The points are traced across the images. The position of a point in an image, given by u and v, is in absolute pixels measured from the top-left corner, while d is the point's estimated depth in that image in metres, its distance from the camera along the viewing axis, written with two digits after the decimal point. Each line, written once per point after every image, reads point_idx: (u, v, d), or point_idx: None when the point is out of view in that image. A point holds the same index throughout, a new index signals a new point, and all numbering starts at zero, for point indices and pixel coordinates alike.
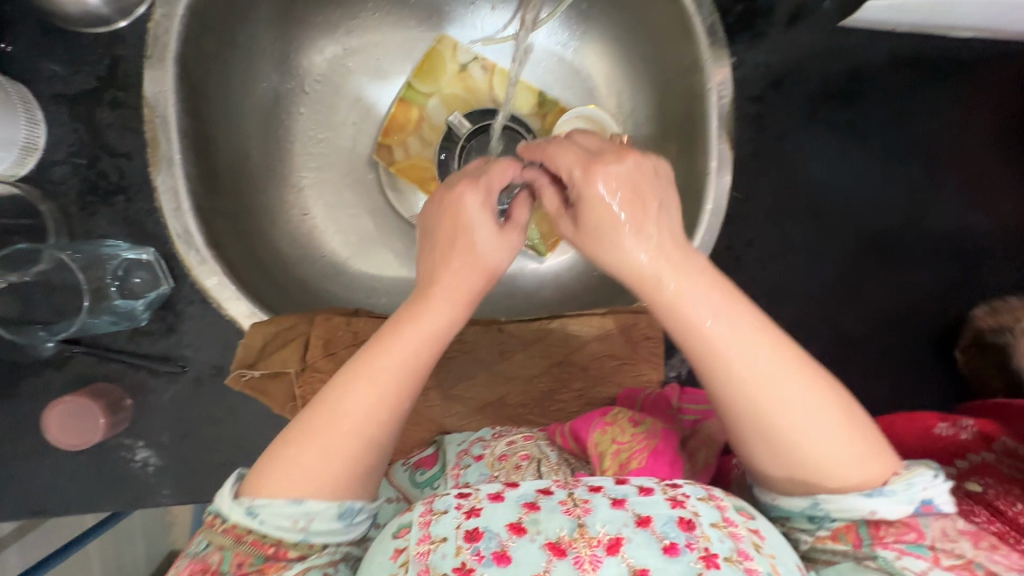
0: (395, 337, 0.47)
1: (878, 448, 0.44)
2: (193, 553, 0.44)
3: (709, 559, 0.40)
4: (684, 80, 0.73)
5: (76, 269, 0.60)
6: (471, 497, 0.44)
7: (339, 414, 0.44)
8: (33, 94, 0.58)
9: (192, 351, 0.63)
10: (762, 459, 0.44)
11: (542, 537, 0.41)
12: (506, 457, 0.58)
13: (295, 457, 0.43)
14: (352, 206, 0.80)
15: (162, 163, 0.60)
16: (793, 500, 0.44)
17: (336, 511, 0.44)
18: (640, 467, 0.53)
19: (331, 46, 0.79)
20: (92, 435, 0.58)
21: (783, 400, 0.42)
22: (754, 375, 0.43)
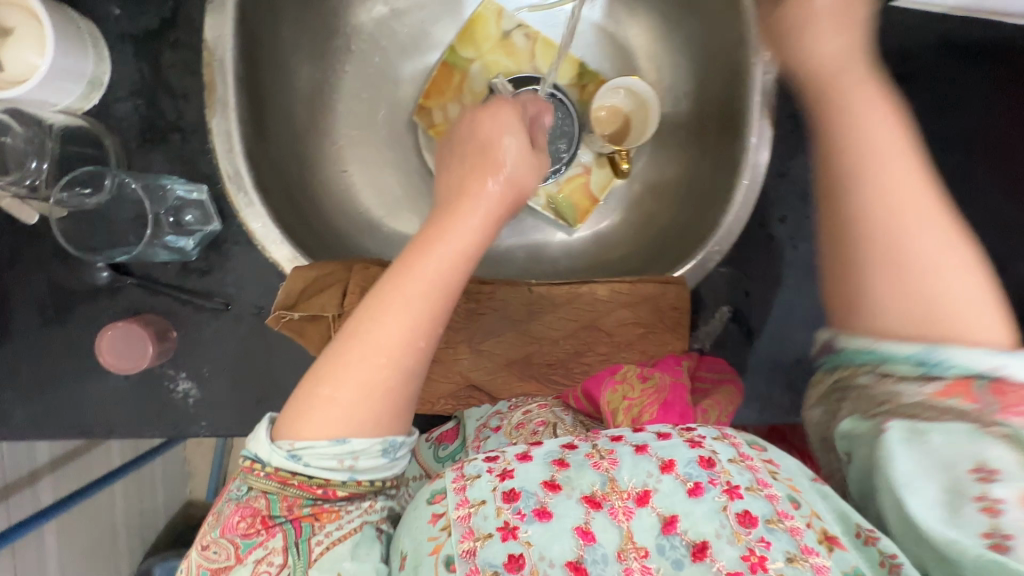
0: (424, 260, 0.50)
1: (1000, 320, 0.44)
2: (239, 499, 0.46)
3: (732, 492, 0.43)
4: (728, 55, 0.74)
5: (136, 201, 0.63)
6: (500, 460, 0.47)
7: (371, 344, 0.47)
8: (100, 30, 0.60)
9: (236, 290, 0.65)
10: (878, 291, 0.46)
11: (577, 493, 0.44)
12: (523, 425, 0.61)
13: (332, 394, 0.46)
14: (391, 165, 0.82)
15: (217, 105, 0.62)
16: (899, 344, 0.44)
17: (379, 447, 0.47)
18: (652, 419, 0.56)
19: (379, 5, 0.80)
20: (139, 360, 0.60)
21: (921, 222, 0.46)
22: (898, 199, 0.47)
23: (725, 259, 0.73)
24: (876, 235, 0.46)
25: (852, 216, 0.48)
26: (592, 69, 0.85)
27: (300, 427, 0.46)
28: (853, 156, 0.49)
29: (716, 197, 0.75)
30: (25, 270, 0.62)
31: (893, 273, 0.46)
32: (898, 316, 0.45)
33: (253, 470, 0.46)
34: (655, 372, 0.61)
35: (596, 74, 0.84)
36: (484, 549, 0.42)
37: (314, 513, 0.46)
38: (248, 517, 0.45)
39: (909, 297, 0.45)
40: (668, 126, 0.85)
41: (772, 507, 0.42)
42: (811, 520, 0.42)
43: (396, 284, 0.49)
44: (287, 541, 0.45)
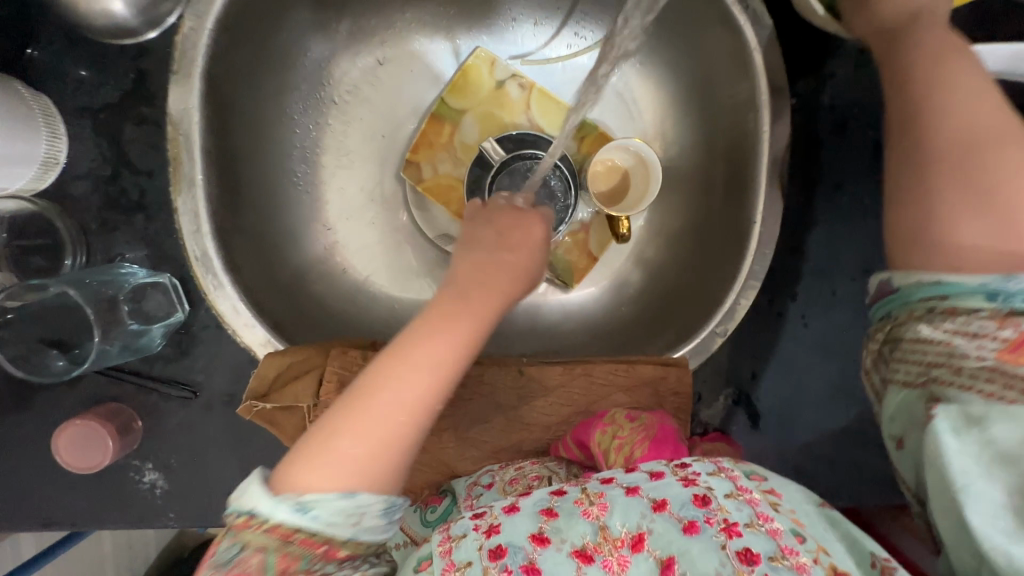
0: (440, 316, 0.49)
1: None
2: (218, 568, 0.38)
3: (730, 530, 0.41)
4: (734, 116, 0.69)
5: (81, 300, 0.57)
6: (487, 515, 0.45)
7: (376, 391, 0.44)
8: (56, 105, 0.56)
9: (205, 376, 0.61)
10: (948, 214, 0.44)
11: (568, 546, 0.42)
12: (516, 480, 0.59)
13: (333, 445, 0.42)
14: (376, 223, 0.77)
15: (183, 184, 0.58)
16: (965, 277, 0.41)
17: (382, 506, 0.42)
18: (644, 456, 0.53)
19: (364, 56, 0.76)
20: (100, 458, 0.56)
21: (987, 137, 0.44)
22: (994, 133, 0.44)
23: (731, 337, 0.68)
24: (955, 163, 0.44)
25: (934, 150, 0.45)
26: (591, 121, 0.79)
27: (295, 475, 0.41)
28: (917, 103, 0.47)
29: (721, 269, 0.70)
30: None
31: (973, 200, 0.43)
32: (982, 243, 0.42)
33: (244, 528, 0.39)
34: (643, 413, 0.60)
35: (595, 126, 0.79)
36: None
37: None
38: None
39: (983, 208, 0.43)
40: (672, 179, 0.79)
41: (775, 543, 0.40)
42: (818, 555, 0.39)
43: (408, 338, 0.47)
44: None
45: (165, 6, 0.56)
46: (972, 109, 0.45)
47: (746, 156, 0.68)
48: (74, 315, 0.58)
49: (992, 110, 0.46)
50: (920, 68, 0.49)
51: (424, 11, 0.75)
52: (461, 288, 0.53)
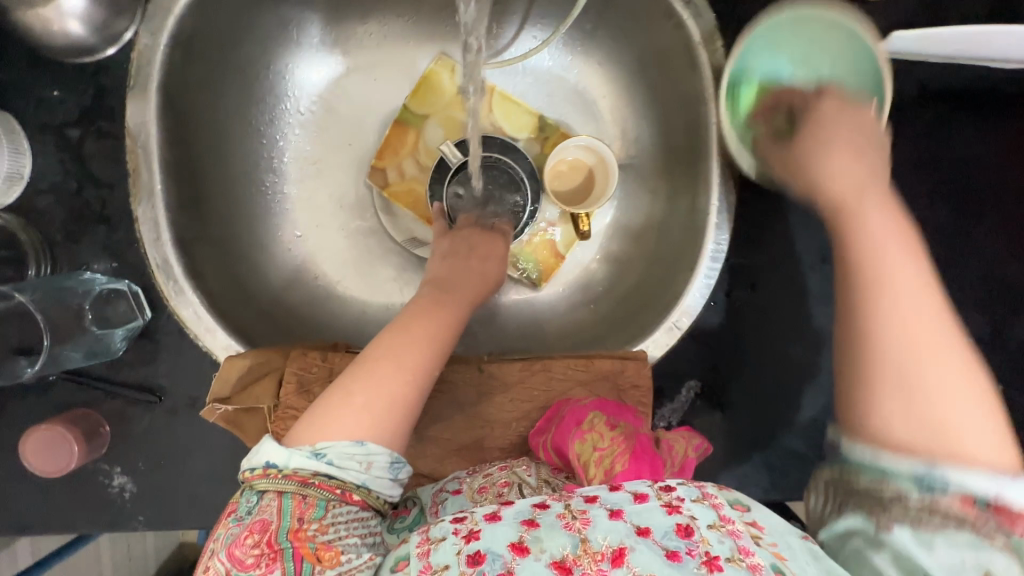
0: (423, 316, 0.56)
1: (997, 436, 0.39)
2: (248, 515, 0.43)
3: (711, 563, 0.42)
4: (689, 110, 0.70)
5: (36, 311, 0.58)
6: (468, 520, 0.46)
7: (374, 362, 0.49)
8: (20, 123, 0.59)
9: (169, 381, 0.62)
10: (887, 409, 0.41)
11: (546, 556, 0.43)
12: (485, 489, 0.58)
13: (340, 403, 0.46)
14: (345, 229, 0.79)
15: (142, 194, 0.60)
16: (899, 460, 0.39)
17: (389, 459, 0.46)
18: (625, 470, 0.56)
19: (326, 66, 0.77)
20: (66, 463, 0.58)
21: (936, 391, 0.40)
22: (934, 382, 0.40)
23: (692, 329, 0.68)
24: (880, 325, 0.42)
25: (867, 352, 0.42)
26: (553, 121, 0.80)
27: (311, 435, 0.45)
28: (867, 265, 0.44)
29: (679, 264, 0.70)
30: None
31: (902, 392, 0.40)
32: (906, 437, 0.40)
33: (267, 476, 0.44)
34: (620, 419, 0.61)
35: (556, 126, 0.80)
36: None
37: (317, 552, 0.42)
38: (256, 534, 0.42)
39: (916, 415, 0.40)
40: (633, 176, 0.80)
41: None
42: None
43: (398, 328, 0.54)
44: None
45: (120, 23, 0.59)
46: (914, 294, 0.42)
47: (700, 149, 0.68)
48: (28, 324, 0.58)
49: (931, 305, 0.42)
50: (867, 253, 0.45)
51: (384, 21, 0.77)
52: (438, 296, 0.61)
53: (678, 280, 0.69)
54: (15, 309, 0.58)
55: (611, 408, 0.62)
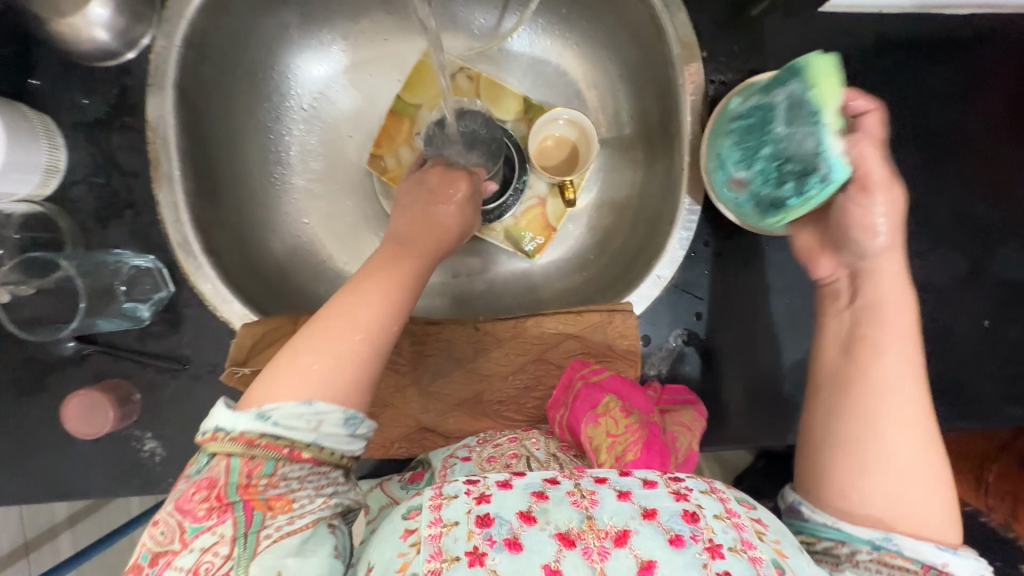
0: (373, 280, 0.57)
1: (948, 513, 0.47)
2: (197, 473, 0.45)
3: (714, 550, 0.43)
4: (660, 77, 0.74)
5: (76, 277, 0.65)
6: (480, 484, 0.47)
7: (322, 327, 0.51)
8: (55, 122, 0.66)
9: (193, 350, 0.68)
10: (875, 465, 0.47)
11: (552, 527, 0.44)
12: (495, 458, 0.60)
13: (289, 368, 0.48)
14: (350, 213, 0.84)
15: (162, 179, 0.66)
16: (858, 527, 0.47)
17: (343, 416, 0.48)
18: (636, 459, 0.57)
19: (325, 64, 0.83)
20: (103, 426, 0.64)
21: (902, 445, 0.47)
22: (894, 428, 0.48)
23: (675, 281, 0.72)
24: (873, 464, 0.47)
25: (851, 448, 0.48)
26: (538, 103, 0.85)
27: (262, 399, 0.47)
28: (892, 403, 0.48)
29: (660, 222, 0.74)
30: None
31: (872, 463, 0.47)
32: (875, 499, 0.47)
33: (215, 438, 0.45)
34: (635, 406, 0.62)
35: (541, 106, 0.84)
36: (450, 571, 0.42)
37: (268, 502, 0.45)
38: (204, 489, 0.44)
39: (887, 493, 0.47)
40: (614, 148, 0.84)
41: (754, 569, 0.42)
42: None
43: (347, 292, 0.55)
44: (237, 529, 0.43)
45: (138, 30, 0.66)
46: (907, 379, 0.49)
47: (672, 112, 0.72)
48: (70, 293, 0.66)
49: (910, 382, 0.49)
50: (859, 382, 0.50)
51: (375, 19, 0.83)
52: (408, 253, 0.64)
53: (658, 236, 0.73)
54: (59, 280, 0.65)
55: (625, 393, 0.64)
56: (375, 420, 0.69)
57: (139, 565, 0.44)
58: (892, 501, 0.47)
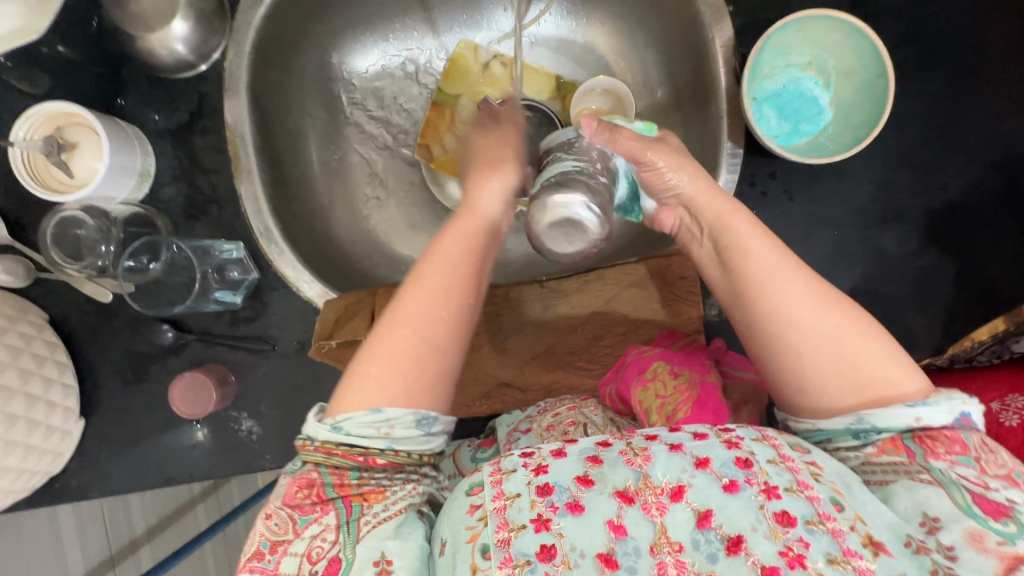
0: (437, 263, 0.51)
1: (902, 367, 0.47)
2: (294, 472, 0.46)
3: (770, 492, 0.42)
4: (688, 38, 0.77)
5: (187, 257, 0.72)
6: (535, 455, 0.46)
7: (395, 324, 0.47)
8: (144, 132, 0.72)
9: (280, 330, 0.73)
10: (810, 364, 0.48)
11: (610, 488, 0.43)
12: (553, 427, 0.62)
13: (366, 371, 0.46)
14: (403, 201, 0.88)
15: (243, 173, 0.72)
16: (834, 420, 0.47)
17: (413, 417, 0.45)
18: (687, 417, 0.58)
19: (371, 61, 0.86)
20: (207, 404, 0.68)
21: (826, 339, 0.47)
22: (811, 327, 0.48)
23: None
24: (810, 368, 0.48)
25: (789, 362, 0.49)
26: (569, 80, 0.89)
27: (340, 404, 0.46)
28: (803, 305, 0.48)
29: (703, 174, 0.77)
30: (104, 342, 0.72)
31: (814, 366, 0.48)
32: (833, 394, 0.47)
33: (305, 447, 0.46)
34: (684, 368, 0.62)
35: (573, 83, 0.88)
36: (519, 540, 0.41)
37: (363, 493, 0.45)
38: (305, 488, 0.45)
39: (843, 380, 0.47)
40: (648, 114, 0.87)
41: (813, 508, 0.41)
42: (854, 523, 0.41)
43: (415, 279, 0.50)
44: (339, 518, 0.44)
45: (212, 41, 0.72)
46: (802, 279, 0.49)
47: (703, 67, 0.75)
48: (181, 273, 0.72)
49: (801, 282, 0.49)
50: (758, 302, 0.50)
51: (411, 19, 0.86)
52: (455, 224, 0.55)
53: None
54: (167, 266, 0.72)
55: (676, 358, 0.64)
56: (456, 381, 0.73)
57: (258, 554, 0.43)
58: (843, 384, 0.47)
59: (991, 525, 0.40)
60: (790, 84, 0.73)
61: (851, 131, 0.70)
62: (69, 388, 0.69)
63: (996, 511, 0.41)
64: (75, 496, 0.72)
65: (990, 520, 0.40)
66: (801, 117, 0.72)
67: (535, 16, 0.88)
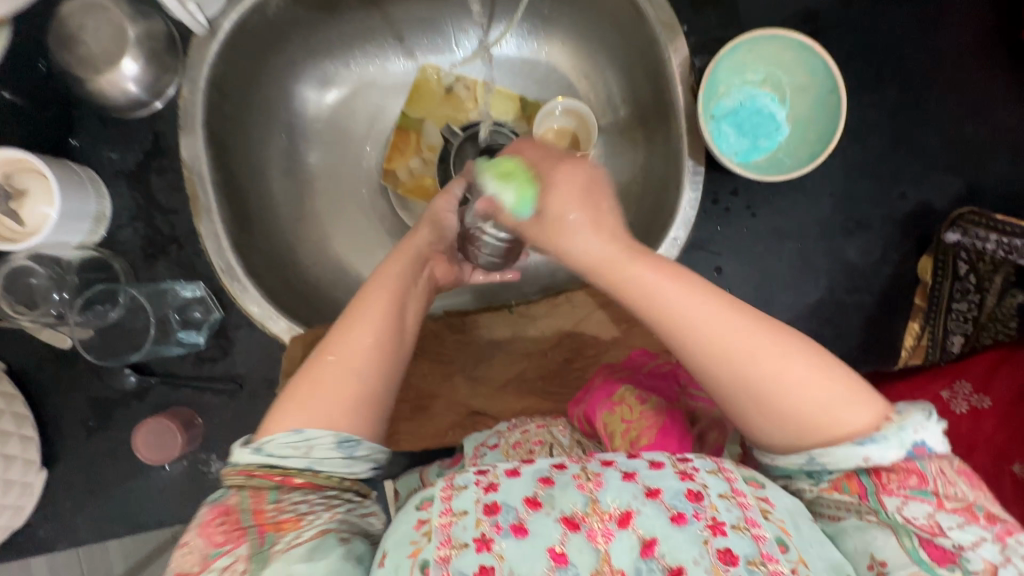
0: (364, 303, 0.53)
1: (850, 395, 0.45)
2: (214, 499, 0.45)
3: (715, 527, 0.42)
4: (645, 56, 0.78)
5: (144, 302, 0.71)
6: (488, 473, 0.45)
7: (327, 362, 0.48)
8: (97, 174, 0.71)
9: (246, 368, 0.72)
10: (751, 410, 0.46)
11: (557, 512, 0.43)
12: (519, 444, 0.61)
13: (297, 408, 0.46)
14: (371, 229, 0.87)
15: (202, 212, 0.71)
16: (789, 458, 0.46)
17: (333, 439, 0.46)
18: (650, 444, 0.56)
19: (332, 91, 0.86)
20: (173, 450, 0.67)
21: (766, 376, 0.45)
22: (749, 366, 0.45)
23: (690, 242, 0.75)
24: (753, 413, 0.46)
25: (734, 406, 0.47)
26: (533, 100, 0.89)
27: (262, 431, 0.47)
28: (731, 351, 0.46)
29: (668, 189, 0.76)
30: (65, 390, 0.70)
31: (760, 409, 0.46)
32: (784, 435, 0.46)
33: (230, 472, 0.46)
34: (652, 395, 0.61)
35: (536, 102, 0.88)
36: (459, 558, 0.41)
37: (279, 521, 0.43)
38: (221, 515, 0.43)
39: (792, 418, 0.45)
40: (612, 131, 0.87)
41: (756, 548, 0.41)
42: (795, 566, 0.41)
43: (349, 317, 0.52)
44: (251, 548, 0.42)
45: (165, 79, 0.71)
46: (725, 317, 0.46)
47: (663, 86, 0.75)
48: (139, 316, 0.71)
49: (728, 320, 0.46)
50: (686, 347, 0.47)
51: (371, 46, 0.86)
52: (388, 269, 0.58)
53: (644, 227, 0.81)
54: (124, 310, 0.71)
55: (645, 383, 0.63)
56: (427, 411, 0.73)
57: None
58: (792, 423, 0.45)
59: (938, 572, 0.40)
60: (747, 101, 0.73)
61: (808, 146, 0.71)
62: (29, 440, 0.67)
63: (944, 557, 0.41)
64: (42, 548, 0.70)
65: (936, 566, 0.41)
66: (759, 133, 0.72)
67: (496, 38, 0.87)
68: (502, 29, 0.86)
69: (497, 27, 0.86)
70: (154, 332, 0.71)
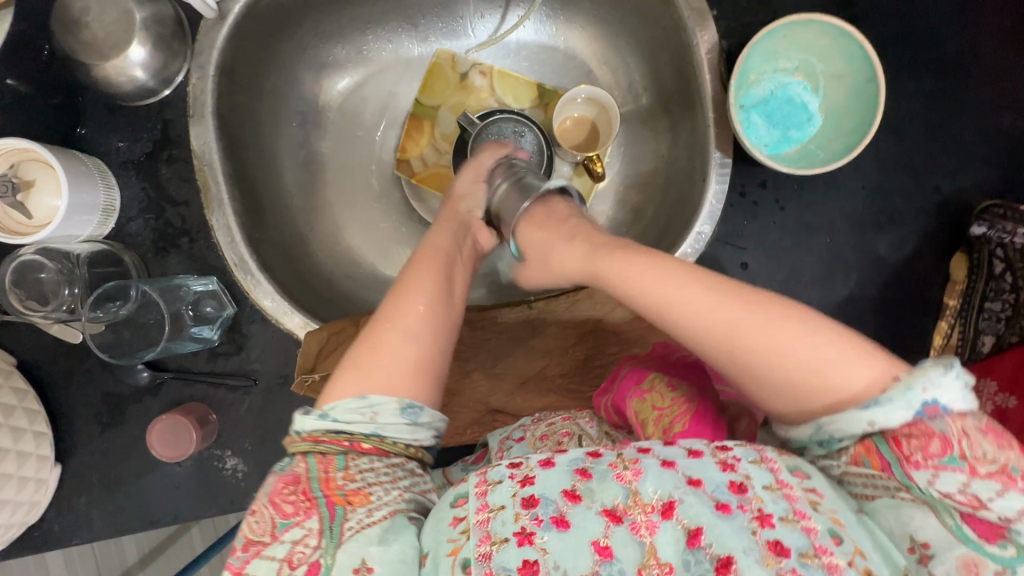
0: (417, 276, 0.56)
1: (850, 355, 0.43)
2: (281, 469, 0.45)
3: (764, 519, 0.40)
4: (671, 42, 0.74)
5: (157, 298, 0.68)
6: (523, 466, 0.44)
7: (381, 327, 0.51)
8: (106, 164, 0.69)
9: (261, 364, 0.71)
10: (749, 379, 0.46)
11: (598, 505, 0.41)
12: (547, 436, 0.59)
13: (353, 369, 0.48)
14: (384, 220, 0.85)
15: (214, 204, 0.69)
16: (799, 432, 0.46)
17: (397, 405, 0.47)
18: (684, 430, 0.55)
19: (344, 78, 0.84)
20: (187, 447, 0.65)
21: (757, 336, 0.46)
22: (739, 330, 0.46)
23: (716, 237, 0.73)
24: (751, 382, 0.46)
25: (733, 373, 0.47)
26: (551, 87, 0.85)
27: (326, 399, 0.48)
28: (716, 323, 0.47)
29: (692, 181, 0.74)
30: (77, 385, 0.69)
31: (759, 376, 0.46)
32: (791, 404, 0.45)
33: (294, 440, 0.46)
34: (683, 381, 0.59)
35: (555, 90, 0.85)
36: (500, 554, 0.39)
37: (348, 496, 0.43)
38: (291, 483, 0.44)
39: (792, 381, 0.44)
40: (634, 120, 0.84)
41: (809, 541, 0.39)
42: (852, 558, 0.38)
43: (401, 289, 0.55)
44: (322, 523, 0.42)
45: (174, 65, 0.69)
46: (717, 286, 0.49)
47: (689, 74, 0.72)
48: (151, 312, 0.69)
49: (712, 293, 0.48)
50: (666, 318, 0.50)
51: (384, 29, 0.83)
52: (430, 248, 0.61)
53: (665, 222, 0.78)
54: (136, 305, 0.69)
55: (673, 370, 0.61)
56: (446, 408, 0.71)
57: (234, 550, 0.41)
58: (793, 389, 0.45)
59: (987, 550, 0.39)
60: (778, 90, 0.70)
61: (841, 138, 0.68)
62: (43, 436, 0.66)
63: (991, 533, 0.39)
64: (56, 543, 0.69)
65: (986, 544, 0.39)
66: (789, 124, 0.70)
67: (514, 24, 0.84)
68: (520, 14, 0.84)
69: (515, 12, 0.84)
70: (167, 330, 0.68)
